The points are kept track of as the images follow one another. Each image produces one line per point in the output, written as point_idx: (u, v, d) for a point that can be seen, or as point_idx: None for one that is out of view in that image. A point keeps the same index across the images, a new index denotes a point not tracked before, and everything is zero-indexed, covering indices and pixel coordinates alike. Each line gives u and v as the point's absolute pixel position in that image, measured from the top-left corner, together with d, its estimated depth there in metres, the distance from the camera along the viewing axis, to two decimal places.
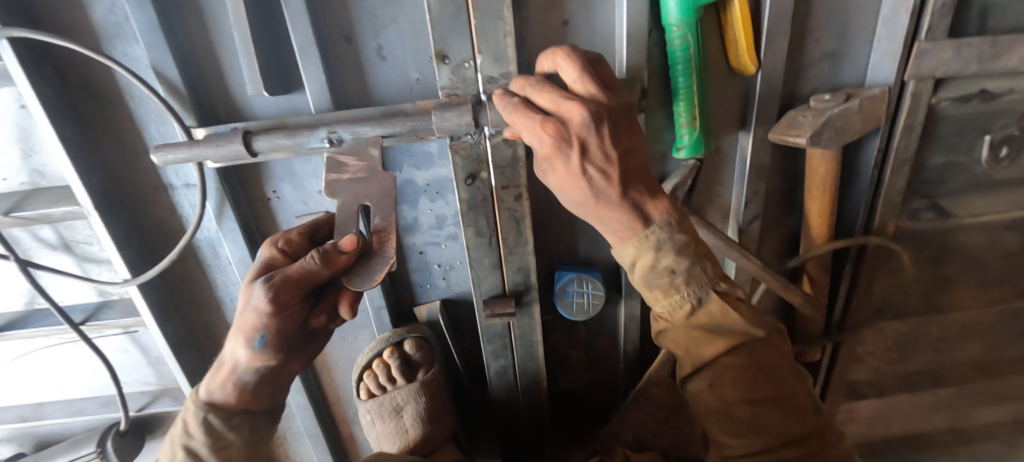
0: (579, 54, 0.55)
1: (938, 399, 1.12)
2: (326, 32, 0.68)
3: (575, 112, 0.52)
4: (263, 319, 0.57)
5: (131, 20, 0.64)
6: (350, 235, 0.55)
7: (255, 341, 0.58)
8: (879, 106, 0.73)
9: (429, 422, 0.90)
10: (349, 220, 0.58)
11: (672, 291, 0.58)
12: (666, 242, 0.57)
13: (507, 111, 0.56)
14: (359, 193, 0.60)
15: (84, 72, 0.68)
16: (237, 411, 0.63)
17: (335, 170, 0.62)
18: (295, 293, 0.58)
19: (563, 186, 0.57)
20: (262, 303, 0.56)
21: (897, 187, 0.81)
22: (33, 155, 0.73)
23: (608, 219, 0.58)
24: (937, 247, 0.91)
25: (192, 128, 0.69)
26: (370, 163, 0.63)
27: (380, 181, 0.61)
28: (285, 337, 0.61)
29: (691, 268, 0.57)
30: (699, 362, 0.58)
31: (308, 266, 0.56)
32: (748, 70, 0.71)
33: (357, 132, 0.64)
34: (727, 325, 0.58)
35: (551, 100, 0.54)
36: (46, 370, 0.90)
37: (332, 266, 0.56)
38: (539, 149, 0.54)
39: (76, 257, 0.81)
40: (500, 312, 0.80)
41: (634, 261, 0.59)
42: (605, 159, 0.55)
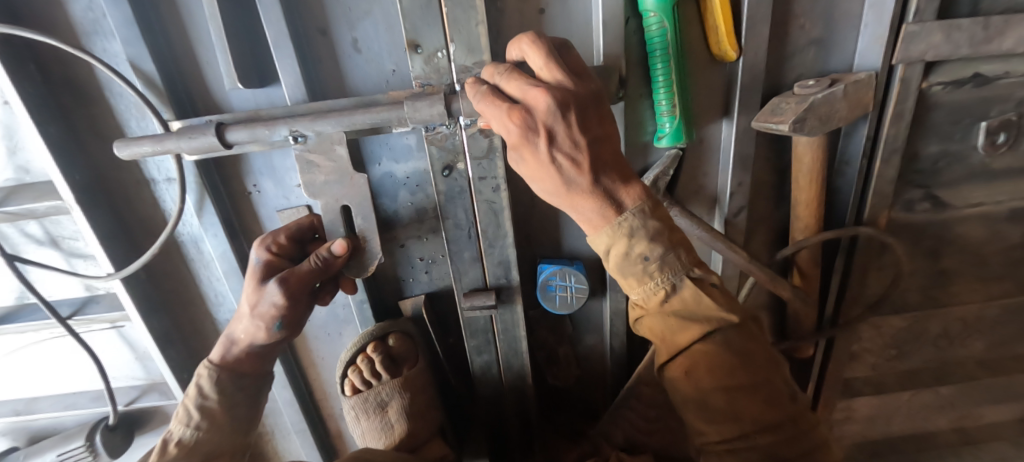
0: (545, 41, 0.54)
1: (940, 398, 1.08)
2: (301, 24, 0.68)
3: (540, 99, 0.51)
4: (279, 310, 0.66)
5: (108, 16, 0.64)
6: (341, 241, 0.66)
7: (274, 326, 0.68)
8: (866, 91, 0.71)
9: (414, 418, 0.88)
10: (336, 220, 0.70)
11: (645, 279, 0.56)
12: (640, 229, 0.56)
13: (476, 99, 0.55)
14: (337, 196, 0.69)
15: (66, 69, 0.69)
16: (246, 376, 0.73)
17: (308, 171, 0.67)
18: (307, 291, 0.67)
19: (534, 176, 0.56)
20: (279, 298, 0.65)
21: (889, 176, 0.79)
22: (18, 151, 0.74)
23: (581, 209, 0.57)
24: (933, 239, 0.88)
25: (169, 121, 0.70)
26: (338, 164, 0.67)
27: (354, 183, 0.68)
28: (296, 322, 0.70)
29: (665, 255, 0.56)
30: (674, 350, 0.57)
31: (314, 267, 0.66)
32: (729, 56, 0.70)
33: (319, 130, 0.65)
34: (701, 311, 0.56)
35: (518, 88, 0.53)
36: (37, 364, 0.91)
37: (333, 266, 0.67)
38: (506, 137, 0.53)
39: (63, 252, 0.82)
40: (480, 304, 0.79)
41: (608, 249, 0.58)
42: (573, 147, 0.53)
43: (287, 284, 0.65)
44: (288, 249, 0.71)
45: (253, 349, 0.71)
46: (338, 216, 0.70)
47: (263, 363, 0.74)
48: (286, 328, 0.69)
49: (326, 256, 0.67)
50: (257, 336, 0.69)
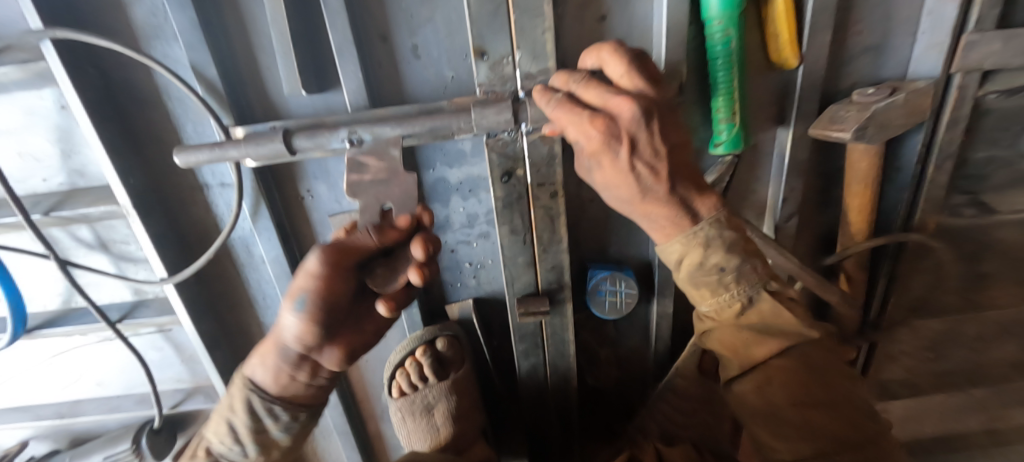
0: (625, 50, 0.55)
1: (974, 400, 1.09)
2: (363, 30, 0.67)
3: (625, 107, 0.52)
4: (309, 282, 0.58)
5: (171, 20, 0.64)
6: (405, 213, 0.58)
7: (298, 304, 0.59)
8: (924, 99, 0.71)
9: (459, 421, 0.89)
10: (372, 223, 0.58)
11: (720, 290, 0.58)
12: (716, 239, 0.56)
13: (552, 107, 0.55)
14: (380, 194, 0.60)
15: (124, 73, 0.68)
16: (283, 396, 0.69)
17: (356, 171, 0.61)
18: (347, 264, 0.59)
19: (608, 183, 0.57)
20: (313, 264, 0.57)
21: (940, 182, 0.79)
22: (73, 155, 0.73)
23: (652, 215, 0.58)
24: (976, 243, 0.88)
25: (230, 127, 0.69)
26: (390, 163, 0.62)
27: (402, 182, 0.60)
28: (331, 308, 0.61)
29: (741, 265, 0.57)
30: (747, 364, 0.58)
31: (362, 236, 0.58)
32: (789, 63, 0.70)
33: (377, 133, 0.63)
34: (779, 325, 0.58)
35: (598, 95, 0.54)
36: (83, 367, 0.91)
37: (383, 237, 0.58)
38: (587, 145, 0.54)
39: (112, 256, 0.82)
40: (534, 311, 0.79)
41: (680, 258, 0.59)
42: (651, 154, 0.54)
43: (327, 253, 0.57)
44: None
45: (282, 340, 0.63)
46: (376, 217, 0.58)
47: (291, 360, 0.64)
48: (310, 312, 0.60)
49: (381, 225, 0.58)
50: (288, 326, 0.61)
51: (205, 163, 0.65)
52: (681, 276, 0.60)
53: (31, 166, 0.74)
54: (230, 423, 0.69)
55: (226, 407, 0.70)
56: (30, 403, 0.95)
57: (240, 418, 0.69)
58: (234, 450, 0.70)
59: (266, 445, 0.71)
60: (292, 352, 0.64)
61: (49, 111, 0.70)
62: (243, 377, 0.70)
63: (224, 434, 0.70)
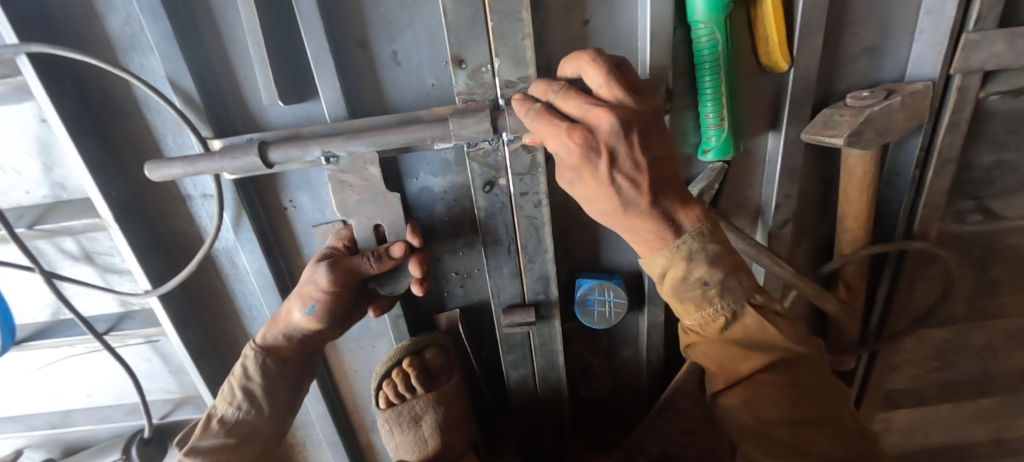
0: (605, 58, 0.53)
1: (982, 410, 1.06)
2: (341, 39, 0.66)
3: (603, 119, 0.50)
4: (319, 294, 0.66)
5: (146, 32, 0.63)
6: (400, 244, 0.65)
7: (309, 307, 0.68)
8: (922, 102, 0.68)
9: (448, 432, 0.88)
10: (368, 239, 0.70)
11: (705, 304, 0.56)
12: (700, 253, 0.55)
13: (530, 117, 0.53)
14: (370, 215, 0.68)
15: (101, 85, 0.68)
16: (288, 362, 0.74)
17: (339, 190, 0.66)
18: (352, 281, 0.67)
19: (589, 196, 0.55)
20: (323, 281, 0.65)
21: (941, 187, 0.76)
22: (55, 168, 0.73)
23: (635, 229, 0.56)
24: (982, 249, 0.85)
25: (208, 139, 0.69)
26: (371, 183, 0.67)
27: (387, 202, 0.68)
28: (334, 314, 0.70)
29: (726, 279, 0.55)
30: (733, 378, 0.56)
31: (365, 263, 0.65)
32: (780, 67, 0.67)
33: (352, 150, 0.64)
34: (766, 340, 0.55)
35: (577, 107, 0.52)
36: (73, 378, 0.91)
37: (384, 265, 0.66)
38: (565, 158, 0.52)
39: (98, 268, 0.82)
40: (520, 322, 0.77)
41: (665, 272, 0.57)
42: (632, 168, 0.52)
43: (335, 274, 0.65)
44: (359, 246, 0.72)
45: (291, 329, 0.72)
46: (369, 235, 0.69)
47: (297, 342, 0.74)
48: (318, 314, 0.68)
49: (382, 255, 0.66)
50: (298, 320, 0.70)
51: (178, 177, 0.65)
52: (666, 291, 0.58)
53: (15, 179, 0.74)
54: (246, 386, 0.72)
55: (237, 376, 0.73)
56: (23, 412, 0.96)
57: (255, 381, 0.72)
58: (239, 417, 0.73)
59: (279, 406, 0.75)
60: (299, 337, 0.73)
61: (30, 124, 0.70)
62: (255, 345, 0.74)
63: (233, 397, 0.73)
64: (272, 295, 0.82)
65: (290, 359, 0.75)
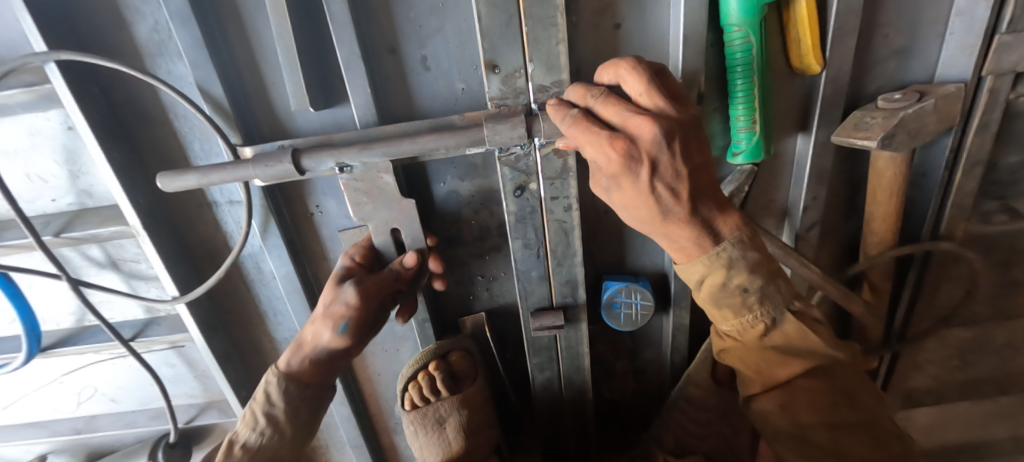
0: (645, 66, 0.53)
1: (1001, 408, 1.06)
2: (370, 43, 0.65)
3: (646, 128, 0.50)
4: (349, 311, 0.67)
5: (175, 38, 0.62)
6: (413, 254, 0.70)
7: (340, 328, 0.68)
8: (953, 104, 0.68)
9: (473, 435, 0.86)
10: (386, 243, 0.72)
11: (743, 311, 0.56)
12: (738, 260, 0.55)
13: (567, 124, 0.53)
14: (388, 220, 0.70)
15: (129, 91, 0.67)
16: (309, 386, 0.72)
17: (355, 198, 0.67)
18: (378, 298, 0.69)
19: (627, 204, 0.55)
20: (353, 298, 0.66)
21: (969, 188, 0.76)
22: (81, 175, 0.73)
23: (673, 237, 0.56)
24: (1007, 250, 0.85)
25: (237, 146, 0.68)
26: (387, 190, 0.67)
27: (403, 208, 0.69)
28: (358, 336, 0.71)
29: (764, 286, 0.55)
30: (770, 383, 0.57)
31: (390, 275, 0.70)
32: (812, 69, 0.67)
33: (367, 160, 0.64)
34: (805, 346, 0.56)
35: (617, 114, 0.52)
36: (97, 383, 0.91)
37: (404, 276, 0.71)
38: (606, 166, 0.52)
39: (123, 275, 0.81)
40: (549, 325, 0.78)
41: (702, 278, 0.56)
42: (669, 178, 0.52)
43: (364, 289, 0.67)
44: (370, 259, 0.73)
45: (316, 352, 0.70)
46: (387, 239, 0.72)
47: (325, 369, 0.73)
48: (350, 333, 0.68)
49: (399, 268, 0.70)
50: (325, 342, 0.69)
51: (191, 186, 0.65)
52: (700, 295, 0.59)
53: (40, 186, 0.74)
54: (269, 414, 0.70)
55: (260, 402, 0.71)
56: (47, 418, 0.96)
57: (278, 408, 0.70)
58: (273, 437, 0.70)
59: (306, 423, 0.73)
60: (323, 362, 0.72)
61: (55, 132, 0.69)
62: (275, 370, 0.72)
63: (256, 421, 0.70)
64: (298, 301, 0.81)
65: (312, 383, 0.72)
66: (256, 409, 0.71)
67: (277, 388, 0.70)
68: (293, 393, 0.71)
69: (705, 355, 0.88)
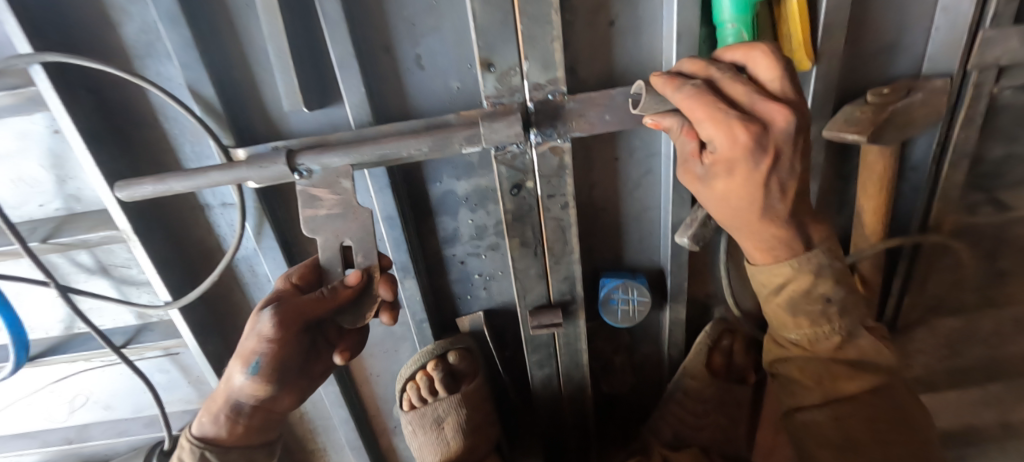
0: (779, 53, 0.53)
1: (988, 394, 1.08)
2: (364, 42, 0.65)
3: (780, 116, 0.49)
4: (262, 346, 0.59)
5: (164, 39, 0.61)
6: (356, 271, 0.62)
7: (252, 366, 0.60)
8: (940, 99, 0.70)
9: (472, 434, 0.87)
10: (334, 259, 0.64)
11: (820, 320, 0.61)
12: (826, 269, 0.59)
13: (688, 95, 0.51)
14: (338, 230, 0.64)
15: (117, 93, 0.66)
16: (253, 424, 0.68)
17: (310, 205, 0.64)
18: (302, 325, 0.61)
19: (730, 194, 0.54)
20: (268, 330, 0.58)
21: (956, 180, 0.78)
22: (69, 179, 0.71)
23: (764, 235, 0.57)
24: (993, 240, 0.87)
25: (230, 148, 0.67)
26: (343, 196, 0.64)
27: (357, 216, 0.63)
28: (280, 375, 0.62)
29: (846, 300, 0.60)
30: (832, 394, 0.61)
31: (319, 296, 0.61)
32: (803, 65, 0.67)
33: (325, 163, 0.62)
34: (867, 364, 0.62)
35: (745, 96, 0.51)
36: (89, 391, 0.90)
37: (340, 295, 0.62)
38: (725, 146, 0.50)
39: (113, 280, 0.80)
40: (547, 323, 0.78)
41: (784, 282, 0.60)
42: (784, 170, 0.52)
43: (280, 318, 0.59)
44: (309, 282, 0.66)
45: (234, 396, 0.64)
46: (336, 255, 0.64)
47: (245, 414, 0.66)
48: (262, 373, 0.60)
49: (336, 286, 0.62)
50: (239, 385, 0.62)
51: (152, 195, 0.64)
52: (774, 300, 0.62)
53: (26, 192, 0.72)
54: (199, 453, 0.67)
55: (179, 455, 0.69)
56: (37, 427, 0.94)
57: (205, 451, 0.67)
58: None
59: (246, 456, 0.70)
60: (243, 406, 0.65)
61: (41, 135, 0.68)
62: (191, 435, 0.69)
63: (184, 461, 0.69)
64: None
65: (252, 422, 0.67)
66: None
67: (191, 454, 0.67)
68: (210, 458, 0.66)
69: (700, 347, 0.89)
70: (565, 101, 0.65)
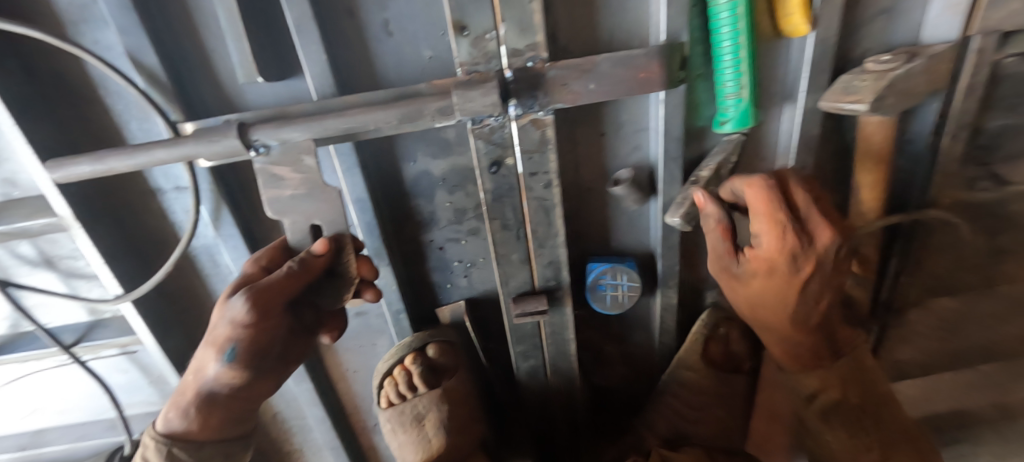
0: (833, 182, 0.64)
1: (983, 376, 1.06)
2: (324, 4, 0.59)
3: (823, 235, 0.60)
4: (236, 332, 0.53)
5: (98, 1, 0.55)
6: (323, 239, 0.56)
7: (229, 352, 0.53)
8: (940, 65, 0.66)
9: (455, 433, 0.80)
10: (304, 241, 0.61)
11: (858, 428, 0.67)
12: (855, 387, 0.68)
13: (755, 190, 0.61)
14: (308, 213, 0.59)
15: (51, 64, 0.60)
16: (228, 424, 0.61)
17: (272, 185, 0.58)
18: (279, 305, 0.54)
19: (767, 286, 0.65)
20: (240, 314, 0.52)
21: (956, 154, 0.74)
22: (1, 162, 0.65)
23: (791, 340, 0.68)
24: (992, 216, 0.84)
25: (178, 123, 0.61)
26: (307, 175, 0.58)
27: (326, 196, 0.58)
28: (258, 362, 0.56)
29: (874, 409, 0.68)
30: None
31: (286, 272, 0.54)
32: (799, 30, 0.63)
33: (284, 138, 0.56)
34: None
35: (806, 208, 0.61)
36: (40, 394, 0.83)
37: (310, 268, 0.55)
38: (771, 242, 0.61)
39: (60, 273, 0.73)
40: (532, 311, 0.73)
41: (815, 391, 0.69)
42: (819, 282, 0.63)
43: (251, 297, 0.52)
44: (278, 262, 0.61)
45: (207, 390, 0.57)
46: (307, 237, 0.60)
47: (218, 408, 0.59)
48: (242, 359, 0.54)
49: (304, 258, 0.55)
50: (214, 375, 0.55)
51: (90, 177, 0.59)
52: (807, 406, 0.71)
53: None
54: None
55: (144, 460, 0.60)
56: None
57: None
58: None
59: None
60: (217, 404, 0.58)
61: None
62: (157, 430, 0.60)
63: None
64: None
65: (224, 421, 0.60)
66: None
67: (157, 453, 0.59)
68: (179, 456, 0.59)
69: (696, 336, 0.86)
70: (546, 69, 0.59)
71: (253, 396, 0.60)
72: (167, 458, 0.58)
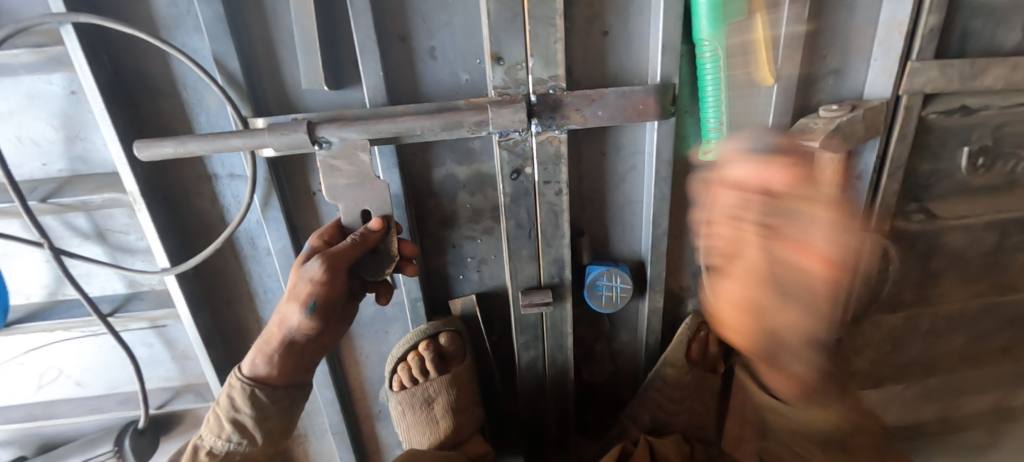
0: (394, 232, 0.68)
1: (927, 389, 1.20)
2: (383, 31, 0.71)
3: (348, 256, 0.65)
4: (315, 289, 0.62)
5: (196, 12, 0.65)
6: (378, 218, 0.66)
7: (309, 306, 0.63)
8: (878, 117, 0.81)
9: (459, 413, 0.91)
10: (357, 224, 0.70)
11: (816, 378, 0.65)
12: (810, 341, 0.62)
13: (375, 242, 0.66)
14: (357, 199, 0.69)
15: (139, 61, 0.69)
16: (297, 373, 0.70)
17: (330, 175, 0.68)
18: (346, 269, 0.63)
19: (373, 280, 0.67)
20: (318, 273, 0.61)
21: (893, 189, 0.90)
22: (77, 140, 0.73)
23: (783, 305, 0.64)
24: (925, 244, 0.99)
25: (247, 118, 0.71)
26: (360, 168, 0.68)
27: (375, 188, 0.68)
28: (327, 317, 0.66)
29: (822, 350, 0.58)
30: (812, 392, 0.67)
31: (351, 243, 0.64)
32: (766, 80, 0.77)
33: (344, 136, 0.66)
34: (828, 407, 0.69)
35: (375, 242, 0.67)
36: (63, 365, 0.88)
37: (368, 241, 0.66)
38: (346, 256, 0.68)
39: (108, 247, 0.80)
40: (538, 301, 0.83)
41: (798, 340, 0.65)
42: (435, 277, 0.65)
43: (324, 261, 0.61)
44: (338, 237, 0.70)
45: (287, 340, 0.66)
46: (358, 220, 0.70)
47: (293, 358, 0.68)
48: (320, 312, 0.64)
49: (363, 233, 0.66)
50: (295, 327, 0.64)
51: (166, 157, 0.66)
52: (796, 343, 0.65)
53: (30, 150, 0.73)
54: (236, 416, 0.68)
55: (226, 406, 0.68)
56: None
57: (245, 411, 0.67)
58: (254, 414, 0.67)
59: (273, 427, 0.70)
60: (293, 353, 0.67)
61: (56, 96, 0.69)
62: (240, 374, 0.68)
63: (222, 430, 0.69)
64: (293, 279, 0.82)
65: (295, 371, 0.69)
66: (221, 414, 0.68)
67: (241, 393, 0.67)
68: (260, 396, 0.67)
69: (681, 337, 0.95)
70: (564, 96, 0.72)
71: (318, 347, 0.70)
72: (250, 398, 0.67)
